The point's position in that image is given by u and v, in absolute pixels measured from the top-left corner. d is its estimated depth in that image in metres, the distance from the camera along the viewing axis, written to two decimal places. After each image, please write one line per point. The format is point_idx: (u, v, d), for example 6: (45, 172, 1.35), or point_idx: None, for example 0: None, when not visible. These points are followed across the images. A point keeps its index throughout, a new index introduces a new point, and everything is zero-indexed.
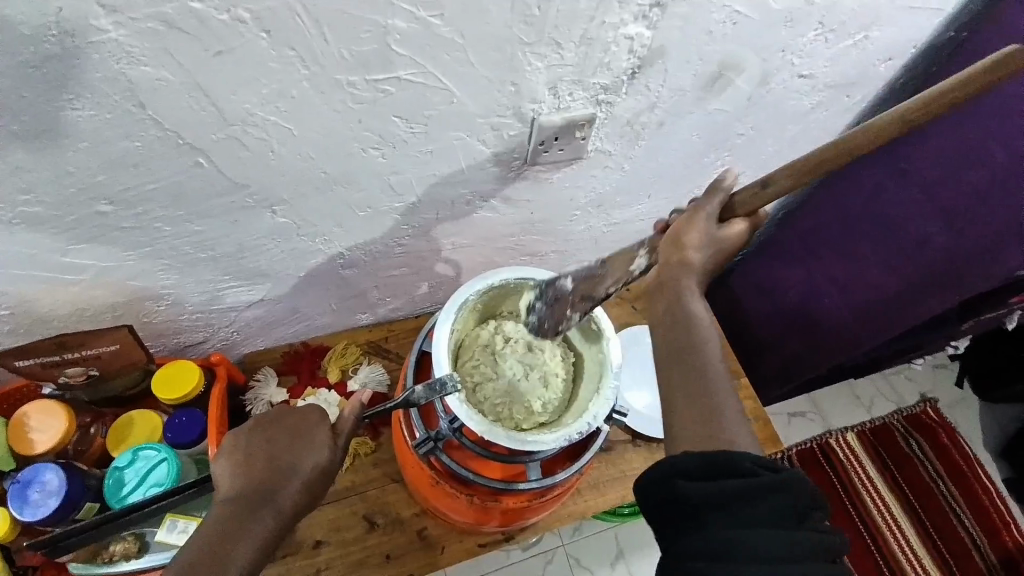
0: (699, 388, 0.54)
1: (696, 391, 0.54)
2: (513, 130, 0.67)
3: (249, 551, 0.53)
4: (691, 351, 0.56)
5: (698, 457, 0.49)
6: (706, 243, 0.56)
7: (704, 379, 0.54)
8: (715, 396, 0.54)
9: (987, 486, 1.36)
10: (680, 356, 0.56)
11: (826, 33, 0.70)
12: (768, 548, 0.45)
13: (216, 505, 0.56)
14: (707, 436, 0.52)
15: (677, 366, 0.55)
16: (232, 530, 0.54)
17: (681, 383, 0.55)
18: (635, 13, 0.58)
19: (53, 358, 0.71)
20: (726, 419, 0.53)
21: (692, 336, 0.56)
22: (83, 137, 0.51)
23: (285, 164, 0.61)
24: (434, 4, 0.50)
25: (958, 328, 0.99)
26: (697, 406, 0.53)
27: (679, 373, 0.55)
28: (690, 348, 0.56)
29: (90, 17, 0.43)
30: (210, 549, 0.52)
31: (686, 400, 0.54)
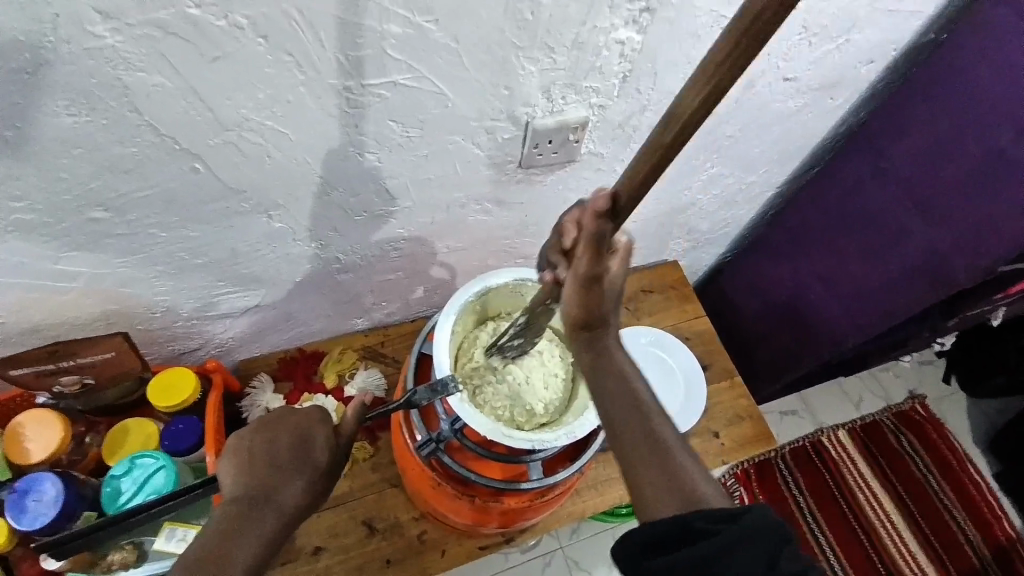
0: (646, 440, 0.51)
1: (649, 445, 0.51)
2: (507, 133, 0.68)
3: (254, 546, 0.53)
4: (627, 403, 0.53)
5: (665, 525, 0.46)
6: (593, 297, 0.55)
7: (647, 429, 0.52)
8: (665, 443, 0.51)
9: (976, 479, 1.38)
10: (618, 411, 0.53)
11: (809, 36, 0.72)
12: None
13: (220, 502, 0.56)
14: (674, 490, 0.48)
15: (621, 422, 0.53)
16: (237, 525, 0.53)
17: (638, 449, 0.51)
18: (625, 18, 0.60)
19: (46, 367, 0.70)
20: (682, 465, 0.50)
21: (622, 379, 0.55)
22: (78, 143, 0.51)
23: (281, 169, 0.61)
24: (428, 9, 0.51)
25: (944, 323, 1.01)
26: (655, 462, 0.50)
27: (624, 428, 0.52)
28: (627, 400, 0.54)
29: (87, 23, 0.43)
30: (213, 547, 0.50)
31: (644, 458, 0.50)
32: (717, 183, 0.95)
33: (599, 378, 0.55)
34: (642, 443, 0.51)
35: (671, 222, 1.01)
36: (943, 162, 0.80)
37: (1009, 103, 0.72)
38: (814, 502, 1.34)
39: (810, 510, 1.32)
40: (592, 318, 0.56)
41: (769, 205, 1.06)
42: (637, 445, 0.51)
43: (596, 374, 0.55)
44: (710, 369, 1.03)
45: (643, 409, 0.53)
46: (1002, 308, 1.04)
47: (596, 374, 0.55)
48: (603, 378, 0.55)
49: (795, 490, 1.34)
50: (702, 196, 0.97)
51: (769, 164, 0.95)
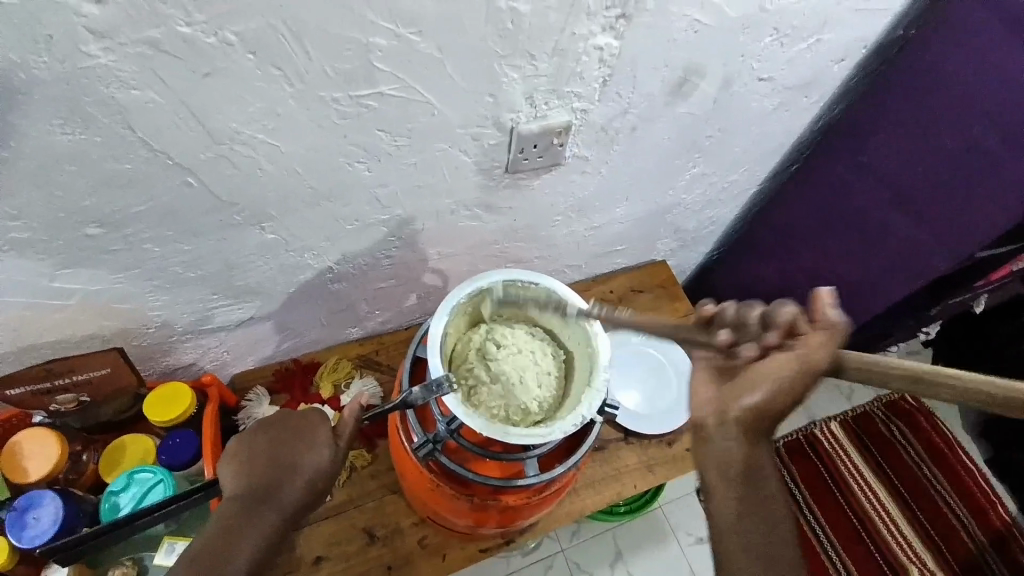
0: (764, 550, 0.50)
1: (763, 553, 0.50)
2: (492, 139, 0.69)
3: (252, 545, 0.55)
4: (755, 508, 0.50)
5: None
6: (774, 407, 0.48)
7: (762, 533, 0.50)
8: (784, 551, 0.50)
9: (969, 467, 1.40)
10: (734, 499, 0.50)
11: (782, 38, 0.75)
12: None
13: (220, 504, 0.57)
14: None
15: (734, 529, 0.50)
16: (235, 525, 0.55)
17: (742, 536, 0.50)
18: (603, 25, 0.62)
19: (43, 386, 0.71)
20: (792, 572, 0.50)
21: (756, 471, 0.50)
22: (74, 160, 0.52)
23: (273, 181, 0.62)
24: (412, 21, 0.53)
25: (926, 313, 1.03)
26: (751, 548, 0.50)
27: (736, 538, 0.50)
28: (762, 501, 0.51)
29: (82, 43, 0.45)
30: (212, 547, 0.53)
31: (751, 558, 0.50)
32: (701, 182, 0.97)
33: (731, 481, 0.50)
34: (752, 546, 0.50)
35: (658, 222, 1.03)
36: (914, 156, 0.84)
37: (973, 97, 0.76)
38: (810, 493, 1.35)
39: (806, 503, 1.34)
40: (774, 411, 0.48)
41: (753, 202, 1.09)
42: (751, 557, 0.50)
43: (742, 474, 0.50)
44: None
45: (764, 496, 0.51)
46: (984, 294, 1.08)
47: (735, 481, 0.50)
48: (745, 479, 0.50)
49: (791, 483, 1.36)
50: (688, 196, 0.99)
51: (750, 162, 0.97)
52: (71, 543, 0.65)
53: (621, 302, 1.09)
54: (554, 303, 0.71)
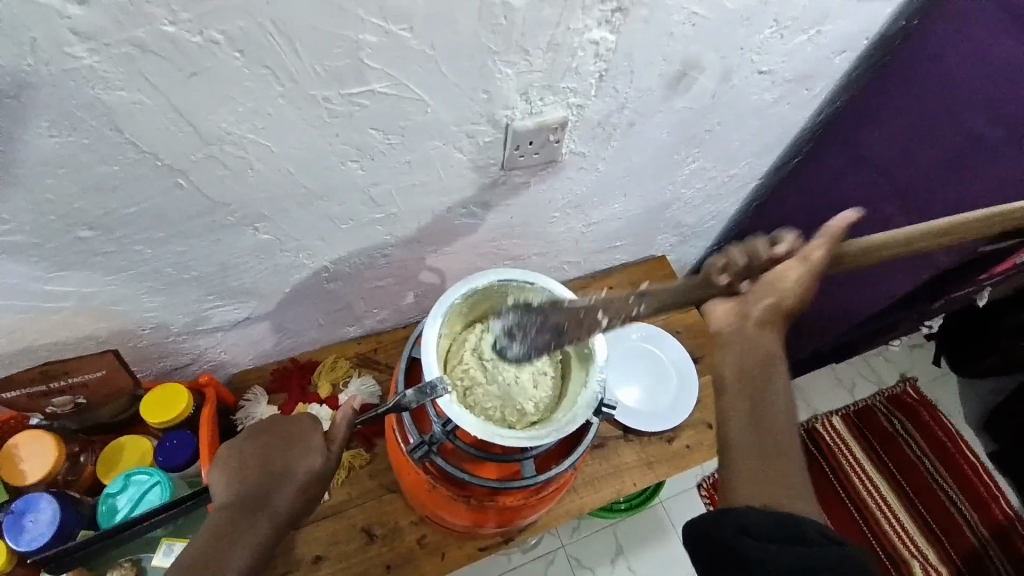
0: (761, 462, 0.55)
1: (763, 452, 0.55)
2: (487, 136, 0.68)
3: (246, 552, 0.56)
4: (760, 417, 0.57)
5: (767, 518, 0.50)
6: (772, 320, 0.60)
7: (762, 434, 0.56)
8: (784, 459, 0.55)
9: (970, 460, 1.40)
10: (737, 416, 0.57)
11: (782, 30, 0.73)
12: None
13: (213, 511, 0.57)
14: (770, 488, 0.53)
15: (738, 422, 0.57)
16: (230, 532, 0.56)
17: (751, 443, 0.55)
18: (598, 18, 0.61)
19: (39, 388, 0.71)
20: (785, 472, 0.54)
21: (766, 389, 0.58)
22: (61, 163, 0.51)
23: (265, 181, 0.62)
24: (403, 17, 0.52)
25: (928, 307, 1.02)
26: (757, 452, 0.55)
27: (738, 436, 0.56)
28: (763, 411, 0.57)
29: (65, 44, 0.44)
30: (207, 553, 0.54)
31: (748, 451, 0.55)
32: (700, 177, 0.96)
33: (738, 386, 0.58)
34: (749, 440, 0.56)
35: (657, 217, 1.02)
36: (912, 149, 0.83)
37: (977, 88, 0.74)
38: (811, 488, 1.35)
39: None
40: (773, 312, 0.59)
41: (753, 196, 1.08)
42: (747, 451, 0.55)
43: (749, 383, 0.58)
44: (702, 360, 1.02)
45: (766, 414, 0.57)
46: (986, 287, 1.07)
47: (743, 385, 0.58)
48: (751, 388, 0.58)
49: None
50: (687, 191, 0.98)
51: (750, 156, 0.96)
52: (77, 547, 0.66)
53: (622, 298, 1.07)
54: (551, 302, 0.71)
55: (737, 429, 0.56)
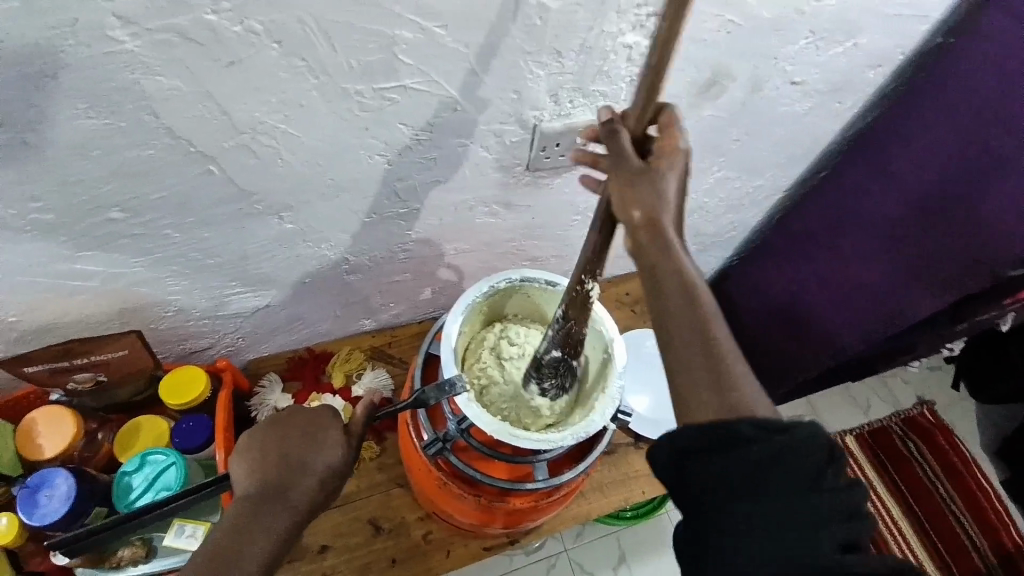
0: (701, 369, 0.48)
1: (702, 358, 0.48)
2: (514, 136, 0.68)
3: (263, 545, 0.55)
4: (688, 323, 0.50)
5: (698, 433, 0.45)
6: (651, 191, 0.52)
7: (705, 343, 0.49)
8: (722, 359, 0.48)
9: (985, 488, 1.37)
10: (668, 323, 0.50)
11: (816, 41, 0.72)
12: (778, 489, 0.43)
13: (234, 501, 0.57)
14: (717, 402, 0.47)
15: (680, 334, 0.49)
16: (248, 525, 0.55)
17: (681, 345, 0.49)
18: (633, 23, 0.60)
19: (62, 364, 0.72)
20: (728, 377, 0.48)
21: (673, 277, 0.50)
22: (96, 145, 0.52)
23: (293, 172, 0.62)
24: (438, 15, 0.52)
25: (950, 330, 1.00)
26: (705, 363, 0.48)
27: (676, 350, 0.49)
28: (689, 311, 0.50)
29: (107, 28, 0.44)
30: (224, 543, 0.53)
31: (695, 369, 0.48)
32: (724, 186, 0.95)
33: (663, 295, 0.51)
34: (697, 353, 0.49)
35: None
36: (943, 170, 0.81)
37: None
38: None
39: None
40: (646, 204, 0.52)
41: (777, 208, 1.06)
42: (692, 369, 0.48)
43: (670, 290, 0.50)
44: None
45: (699, 308, 0.50)
46: (1011, 313, 1.05)
47: (662, 290, 0.51)
48: (666, 293, 0.51)
49: None
50: (710, 200, 0.98)
51: (776, 168, 0.95)
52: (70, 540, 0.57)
53: (638, 304, 1.07)
54: None
55: (681, 346, 0.49)
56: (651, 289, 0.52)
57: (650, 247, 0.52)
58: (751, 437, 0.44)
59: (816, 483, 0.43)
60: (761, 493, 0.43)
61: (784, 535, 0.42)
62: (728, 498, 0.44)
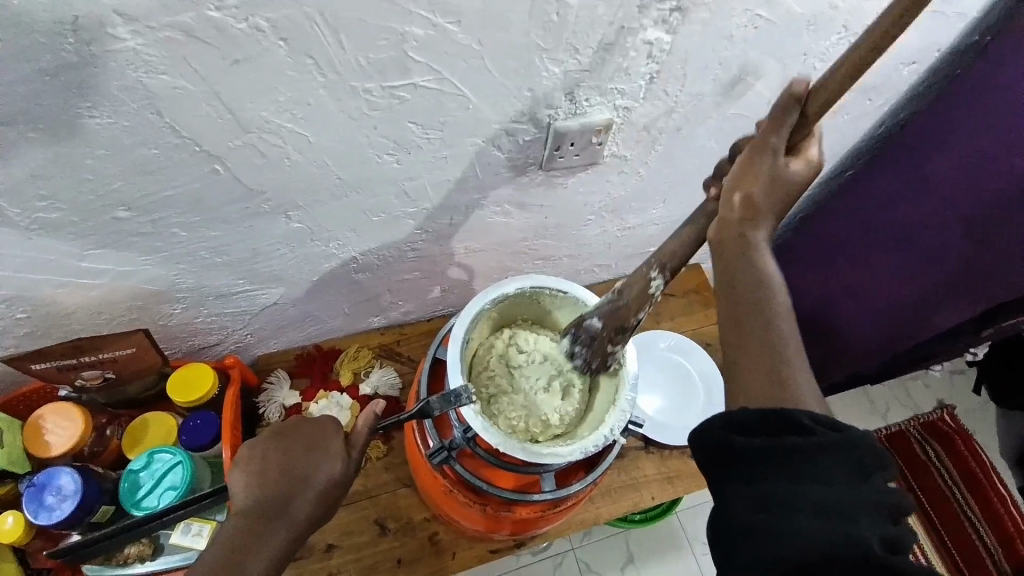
0: (759, 360, 0.50)
1: (761, 353, 0.50)
2: (528, 135, 0.66)
3: (260, 562, 0.54)
4: (755, 317, 0.52)
5: (754, 411, 0.47)
6: (778, 187, 0.52)
7: (776, 352, 0.50)
8: (784, 358, 0.50)
9: (1005, 495, 1.33)
10: (734, 311, 0.53)
11: (849, 37, 0.69)
12: (828, 477, 0.43)
13: (232, 515, 0.56)
14: (770, 394, 0.49)
15: (754, 339, 0.51)
16: (246, 541, 0.55)
17: (743, 336, 0.52)
18: (655, 18, 0.57)
19: (69, 361, 0.71)
20: (799, 393, 0.49)
21: (752, 274, 0.52)
22: (100, 143, 0.51)
23: (301, 171, 0.60)
24: (452, 10, 0.49)
25: (976, 338, 0.97)
26: (764, 354, 0.50)
27: (737, 337, 0.52)
28: (757, 306, 0.52)
29: (108, 25, 0.43)
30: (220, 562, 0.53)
31: (756, 358, 0.51)
32: None
33: (744, 299, 0.52)
34: (765, 359, 0.50)
35: None
36: (979, 177, 0.76)
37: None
38: None
39: None
40: (769, 192, 0.52)
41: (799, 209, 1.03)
42: (760, 372, 0.50)
43: (755, 294, 0.52)
44: None
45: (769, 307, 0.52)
46: None
47: (746, 294, 0.52)
48: (755, 294, 0.52)
49: None
50: None
51: None
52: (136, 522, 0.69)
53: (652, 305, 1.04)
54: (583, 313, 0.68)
55: (751, 349, 0.51)
56: (731, 286, 0.53)
57: (744, 254, 0.53)
58: (809, 428, 0.45)
59: (863, 479, 0.43)
60: (810, 476, 0.43)
61: (829, 521, 0.41)
62: (773, 475, 0.44)
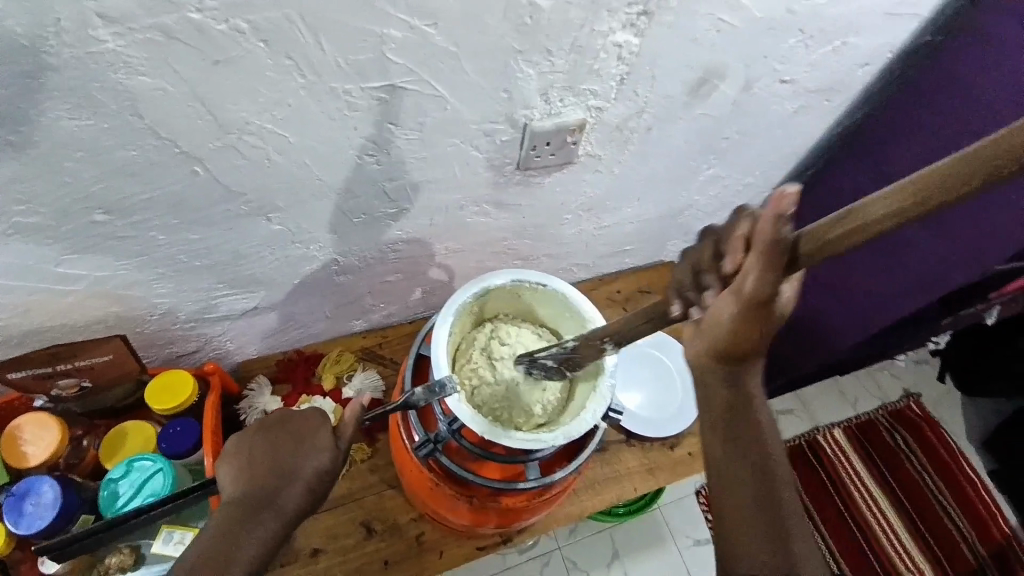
0: (755, 517, 0.50)
1: (758, 509, 0.50)
2: (505, 135, 0.68)
3: (251, 551, 0.54)
4: (756, 469, 0.51)
5: None
6: (753, 324, 0.46)
7: (773, 503, 0.50)
8: (779, 517, 0.50)
9: (970, 478, 1.39)
10: (732, 462, 0.52)
11: (806, 40, 0.73)
12: None
13: (222, 505, 0.57)
14: (769, 560, 0.48)
15: (735, 458, 0.52)
16: (237, 530, 0.54)
17: (738, 489, 0.51)
18: (624, 21, 0.60)
19: (44, 370, 0.70)
20: (792, 535, 0.49)
21: (750, 424, 0.53)
22: (79, 146, 0.51)
23: (282, 172, 0.61)
24: (429, 13, 0.51)
25: (936, 324, 1.02)
26: (763, 517, 0.50)
27: (733, 489, 0.51)
28: (753, 455, 0.52)
29: (90, 28, 0.43)
30: (213, 550, 0.52)
31: (755, 516, 0.50)
32: (715, 184, 0.95)
33: (723, 420, 0.53)
34: (747, 476, 0.51)
35: (670, 223, 1.01)
36: None
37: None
38: (810, 501, 1.34)
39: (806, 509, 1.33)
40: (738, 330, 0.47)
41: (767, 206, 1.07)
42: (747, 497, 0.50)
43: (730, 411, 0.52)
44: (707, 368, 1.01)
45: (766, 456, 0.52)
46: (995, 306, 1.08)
47: (722, 412, 0.52)
48: (733, 412, 0.52)
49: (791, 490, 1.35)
50: (701, 199, 0.98)
51: (767, 166, 0.95)
52: (78, 537, 0.62)
53: (630, 302, 1.07)
54: (563, 304, 0.70)
55: (742, 486, 0.51)
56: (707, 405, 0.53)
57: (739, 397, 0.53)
58: None
59: None
60: None
61: None
62: None
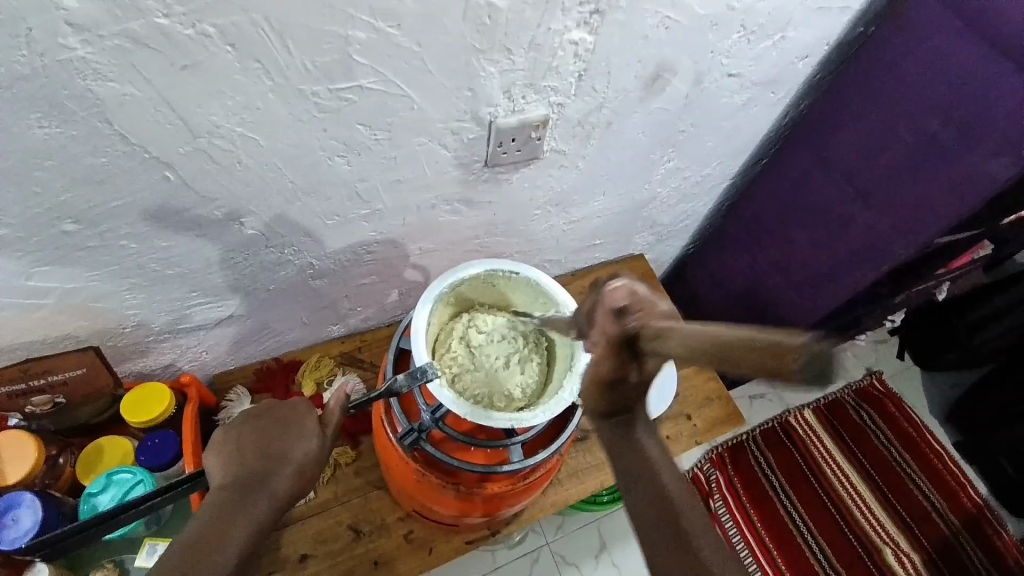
0: (669, 546, 0.54)
1: (670, 539, 0.55)
2: (472, 133, 0.70)
3: (242, 534, 0.55)
4: (655, 502, 0.57)
5: None
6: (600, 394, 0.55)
7: (684, 536, 0.55)
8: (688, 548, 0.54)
9: (936, 449, 1.45)
10: (637, 499, 0.57)
11: (748, 35, 0.77)
12: None
13: (212, 490, 0.57)
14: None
15: (634, 495, 0.57)
16: (227, 513, 0.55)
17: (648, 523, 0.56)
18: (577, 20, 0.63)
19: (18, 387, 0.70)
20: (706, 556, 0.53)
21: (642, 461, 0.58)
22: (49, 155, 0.51)
23: (253, 175, 0.62)
24: (391, 15, 0.54)
25: (891, 300, 1.08)
26: (673, 542, 0.54)
27: (643, 523, 0.56)
28: (650, 493, 0.57)
29: (58, 36, 0.44)
30: (205, 536, 0.53)
31: (666, 547, 0.54)
32: (675, 176, 0.99)
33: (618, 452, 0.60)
34: (652, 507, 0.56)
35: (635, 216, 1.05)
36: (880, 149, 0.87)
37: (951, 85, 0.77)
38: (786, 480, 1.39)
39: (782, 488, 1.37)
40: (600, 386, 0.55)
41: (726, 197, 1.12)
42: (657, 532, 0.55)
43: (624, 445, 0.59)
44: None
45: (666, 492, 0.57)
46: (944, 281, 1.15)
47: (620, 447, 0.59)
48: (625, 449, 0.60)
49: (768, 471, 1.39)
50: (663, 191, 1.02)
51: (722, 157, 1.00)
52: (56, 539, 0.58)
53: None
54: (535, 290, 0.73)
55: (648, 520, 0.56)
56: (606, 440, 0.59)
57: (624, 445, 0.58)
58: None
59: None
60: None
61: None
62: None
